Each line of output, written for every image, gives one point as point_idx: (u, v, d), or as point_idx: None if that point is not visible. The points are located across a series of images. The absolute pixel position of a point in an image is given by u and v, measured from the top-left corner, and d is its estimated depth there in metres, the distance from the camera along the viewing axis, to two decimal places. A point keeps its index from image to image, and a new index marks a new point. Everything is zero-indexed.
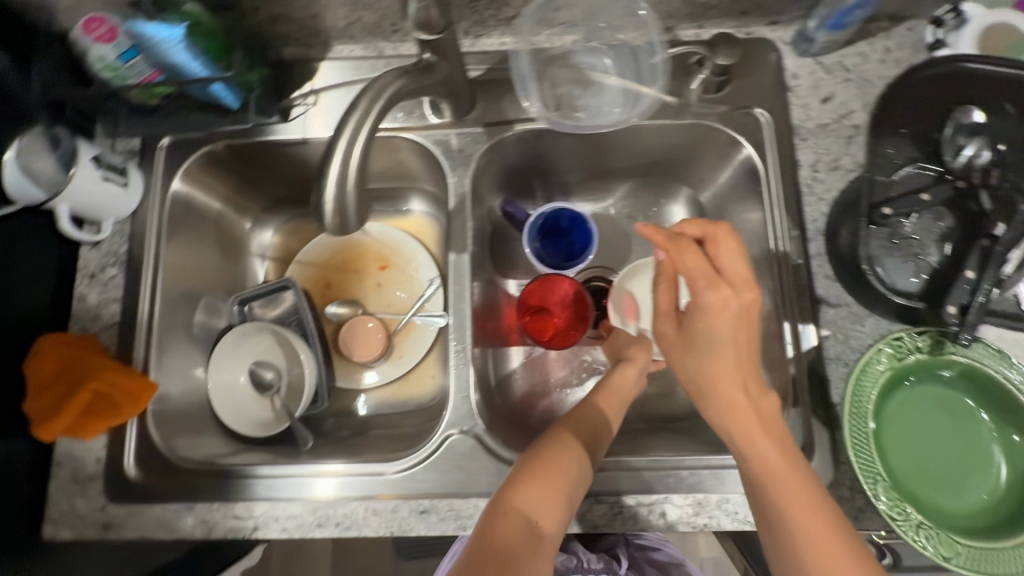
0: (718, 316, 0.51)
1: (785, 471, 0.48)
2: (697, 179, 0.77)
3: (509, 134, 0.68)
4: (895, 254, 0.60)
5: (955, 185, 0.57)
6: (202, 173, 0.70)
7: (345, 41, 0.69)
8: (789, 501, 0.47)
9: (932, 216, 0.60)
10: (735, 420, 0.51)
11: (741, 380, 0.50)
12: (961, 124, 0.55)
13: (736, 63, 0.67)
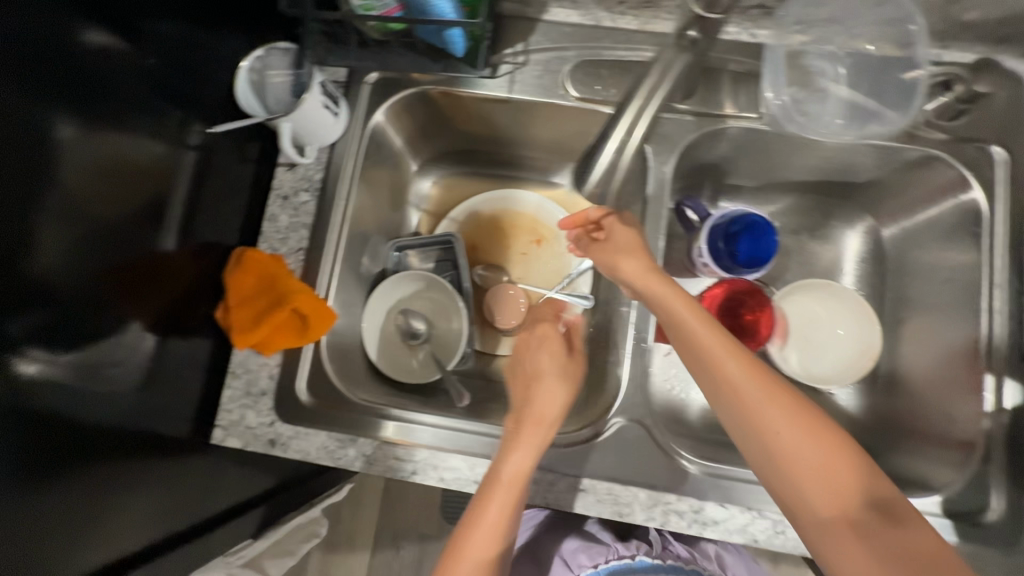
0: (624, 229, 0.58)
1: (769, 400, 0.49)
2: (886, 207, 0.74)
3: (718, 128, 0.66)
4: None
5: None
6: (400, 114, 0.71)
7: (565, 5, 0.67)
8: (796, 435, 0.48)
9: None
10: (722, 380, 0.50)
11: (642, 277, 0.55)
12: None
13: (983, 92, 0.62)
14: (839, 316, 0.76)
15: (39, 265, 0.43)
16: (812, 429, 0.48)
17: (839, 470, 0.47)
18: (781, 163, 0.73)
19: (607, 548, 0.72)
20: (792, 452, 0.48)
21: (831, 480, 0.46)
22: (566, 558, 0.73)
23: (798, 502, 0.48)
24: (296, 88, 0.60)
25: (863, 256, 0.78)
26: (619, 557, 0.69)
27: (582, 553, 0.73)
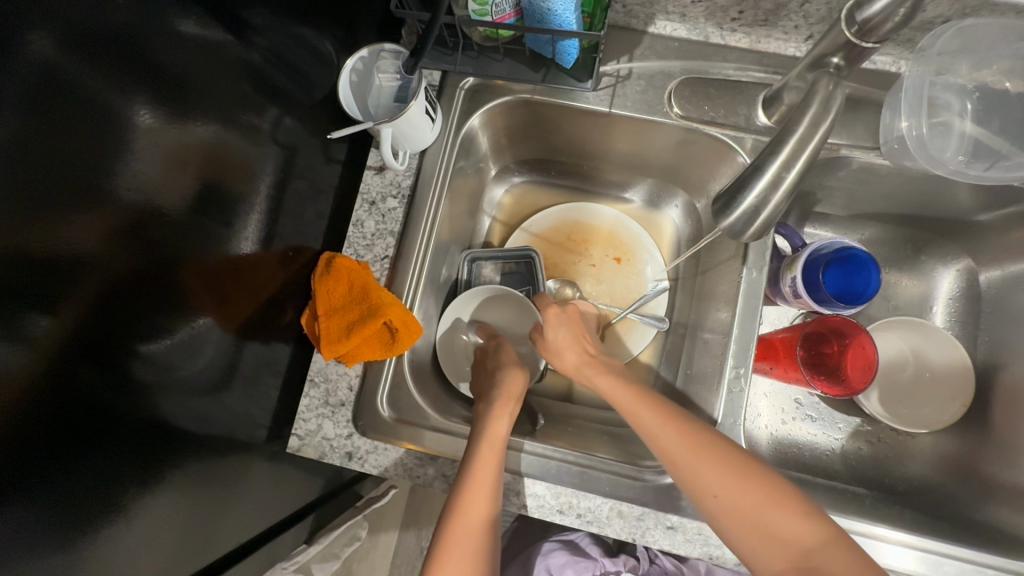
0: (552, 321, 0.66)
1: (680, 444, 0.51)
2: (989, 248, 0.70)
3: (829, 157, 0.63)
4: None
5: None
6: (493, 121, 0.69)
7: (673, 19, 0.65)
8: (695, 461, 0.50)
9: None
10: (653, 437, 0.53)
11: (575, 362, 0.62)
12: None
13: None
14: (925, 356, 0.73)
15: (131, 258, 0.42)
16: (716, 454, 0.49)
17: (732, 495, 0.48)
18: (879, 196, 0.70)
19: (595, 563, 0.79)
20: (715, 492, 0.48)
21: (737, 498, 0.48)
22: (553, 569, 0.79)
23: (713, 524, 0.49)
24: (401, 94, 0.58)
25: (956, 299, 0.75)
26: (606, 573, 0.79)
27: (569, 567, 0.79)
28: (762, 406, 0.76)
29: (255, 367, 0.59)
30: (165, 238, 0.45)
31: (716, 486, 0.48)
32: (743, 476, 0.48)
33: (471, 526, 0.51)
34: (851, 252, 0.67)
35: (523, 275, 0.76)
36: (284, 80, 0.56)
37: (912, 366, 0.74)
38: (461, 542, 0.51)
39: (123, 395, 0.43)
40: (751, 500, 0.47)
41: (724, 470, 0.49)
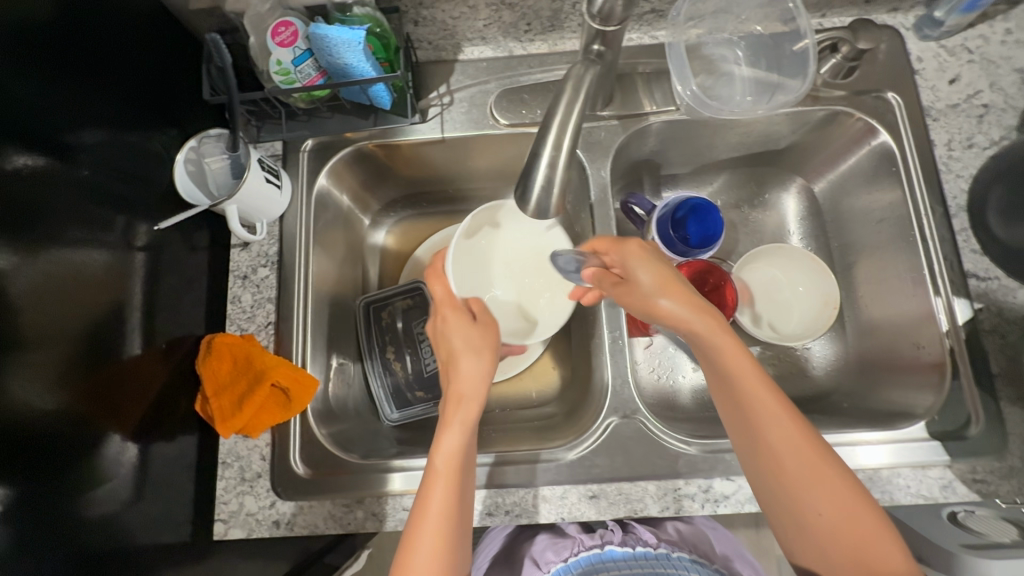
0: (636, 267, 0.56)
1: (790, 443, 0.50)
2: (812, 165, 0.78)
3: (643, 126, 0.70)
4: None
5: None
6: (343, 172, 0.73)
7: (476, 44, 0.71)
8: (771, 428, 0.50)
9: None
10: (760, 413, 0.51)
11: (693, 323, 0.53)
12: None
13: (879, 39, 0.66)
14: (789, 268, 0.78)
15: (17, 398, 0.43)
16: (814, 461, 0.49)
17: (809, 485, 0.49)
18: (705, 147, 0.77)
19: (574, 540, 0.75)
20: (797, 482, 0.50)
21: (804, 486, 0.49)
22: (536, 557, 0.75)
23: (763, 477, 0.51)
24: (236, 169, 0.62)
25: (804, 215, 0.81)
26: (587, 548, 0.73)
27: (549, 549, 0.75)
28: (682, 354, 0.78)
29: (165, 466, 0.58)
30: (33, 355, 0.45)
31: (791, 466, 0.50)
32: (819, 460, 0.49)
33: (444, 488, 0.51)
34: (689, 204, 0.73)
35: (421, 307, 0.78)
36: (124, 186, 0.58)
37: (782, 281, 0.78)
38: (438, 495, 0.50)
39: (27, 517, 0.43)
40: (825, 485, 0.49)
41: (808, 460, 0.50)
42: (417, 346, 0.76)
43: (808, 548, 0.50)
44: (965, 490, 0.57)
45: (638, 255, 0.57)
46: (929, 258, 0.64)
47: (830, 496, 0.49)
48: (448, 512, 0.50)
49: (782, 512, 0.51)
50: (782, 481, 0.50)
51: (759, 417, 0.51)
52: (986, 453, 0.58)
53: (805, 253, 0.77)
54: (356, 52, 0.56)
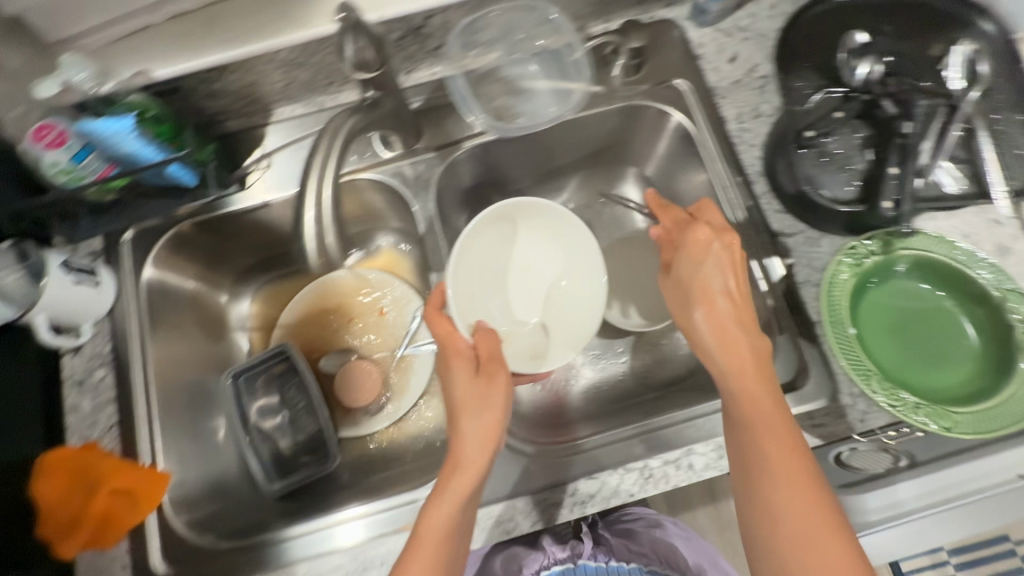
0: (700, 259, 0.57)
1: (780, 464, 0.48)
2: (639, 156, 0.82)
3: (460, 152, 0.72)
4: (827, 170, 0.64)
5: (863, 99, 0.64)
6: (172, 256, 0.71)
7: (285, 103, 0.73)
8: (763, 442, 0.50)
9: (843, 133, 0.65)
10: (771, 428, 0.50)
11: (714, 335, 0.54)
12: (851, 48, 0.66)
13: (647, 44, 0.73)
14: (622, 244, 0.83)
15: None
16: (801, 482, 0.48)
17: (800, 509, 0.47)
18: (537, 159, 0.80)
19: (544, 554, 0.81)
20: (775, 505, 0.48)
21: (801, 509, 0.47)
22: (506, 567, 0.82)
23: (744, 491, 0.51)
24: (36, 275, 0.59)
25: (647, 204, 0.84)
26: (559, 561, 0.81)
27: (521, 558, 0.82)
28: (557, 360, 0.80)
29: None
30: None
31: (775, 494, 0.48)
32: (807, 484, 0.48)
33: (456, 494, 0.52)
34: None
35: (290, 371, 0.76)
36: None
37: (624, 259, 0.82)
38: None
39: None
40: (800, 506, 0.47)
41: (791, 484, 0.48)
42: (295, 412, 0.75)
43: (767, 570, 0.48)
44: (808, 437, 0.60)
45: (705, 262, 0.57)
46: (740, 224, 0.68)
47: (795, 531, 0.47)
48: None
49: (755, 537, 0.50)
50: (759, 499, 0.49)
51: (756, 430, 0.50)
52: (821, 398, 0.61)
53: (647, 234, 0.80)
54: (133, 139, 0.56)
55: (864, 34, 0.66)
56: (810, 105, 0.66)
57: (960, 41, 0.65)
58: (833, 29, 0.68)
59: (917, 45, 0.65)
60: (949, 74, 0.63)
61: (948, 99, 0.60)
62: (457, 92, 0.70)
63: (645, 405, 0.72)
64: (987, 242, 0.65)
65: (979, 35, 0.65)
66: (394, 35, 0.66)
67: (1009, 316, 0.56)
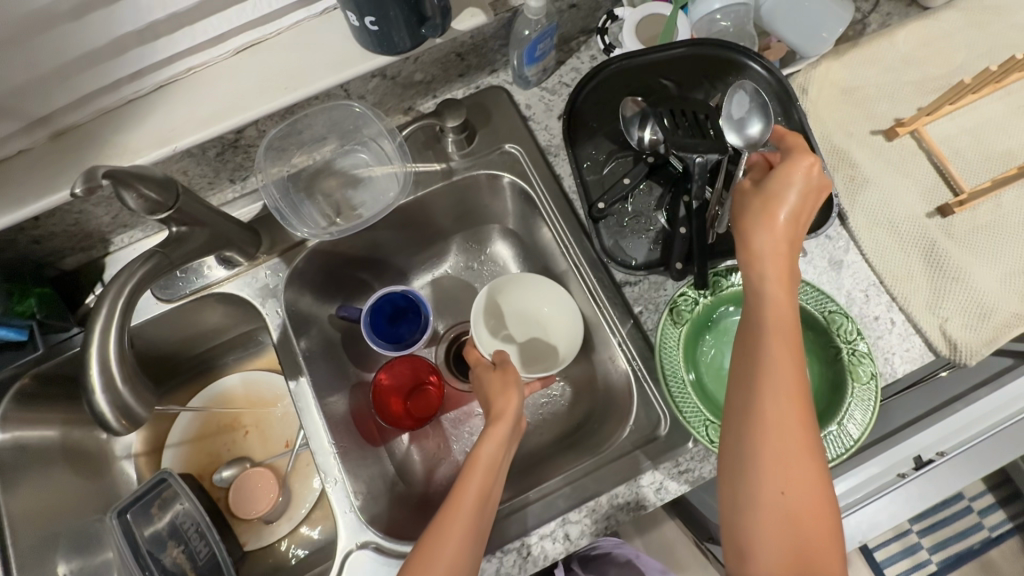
0: (789, 184, 0.55)
1: (791, 406, 0.49)
2: (499, 216, 0.83)
3: (305, 252, 0.72)
4: (630, 238, 0.64)
5: (649, 160, 0.64)
6: (24, 412, 0.68)
7: (121, 231, 0.72)
8: (787, 388, 0.49)
9: (638, 195, 0.65)
10: (780, 367, 0.50)
11: (772, 253, 0.54)
12: (628, 116, 0.64)
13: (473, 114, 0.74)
14: (519, 299, 0.75)
15: None
16: (798, 426, 0.49)
17: (795, 452, 0.48)
18: (397, 237, 0.80)
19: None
20: (776, 445, 0.49)
21: (790, 451, 0.49)
22: None
23: (743, 437, 0.50)
24: None
25: (519, 259, 0.86)
26: None
27: None
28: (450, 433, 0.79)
29: None
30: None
31: (777, 437, 0.49)
32: (801, 425, 0.49)
33: (467, 515, 0.56)
34: (409, 290, 0.77)
35: (174, 498, 0.75)
36: None
37: (531, 312, 0.75)
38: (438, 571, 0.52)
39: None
40: (800, 459, 0.48)
41: (796, 426, 0.49)
42: (185, 539, 0.74)
43: (744, 514, 0.49)
44: (675, 485, 0.61)
45: (795, 184, 0.55)
46: (585, 278, 0.69)
47: (795, 488, 0.48)
48: None
49: (738, 480, 0.50)
50: (759, 441, 0.49)
51: (778, 372, 0.50)
52: (683, 443, 0.62)
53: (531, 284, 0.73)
54: None
55: (636, 101, 0.64)
56: (605, 172, 0.65)
57: (733, 86, 0.63)
58: (618, 94, 0.67)
59: (698, 96, 0.65)
60: (734, 128, 0.62)
61: (720, 155, 0.60)
62: (275, 209, 0.66)
63: (536, 467, 0.72)
64: (820, 258, 0.67)
65: (751, 76, 0.65)
66: (209, 153, 0.64)
67: (834, 338, 0.58)
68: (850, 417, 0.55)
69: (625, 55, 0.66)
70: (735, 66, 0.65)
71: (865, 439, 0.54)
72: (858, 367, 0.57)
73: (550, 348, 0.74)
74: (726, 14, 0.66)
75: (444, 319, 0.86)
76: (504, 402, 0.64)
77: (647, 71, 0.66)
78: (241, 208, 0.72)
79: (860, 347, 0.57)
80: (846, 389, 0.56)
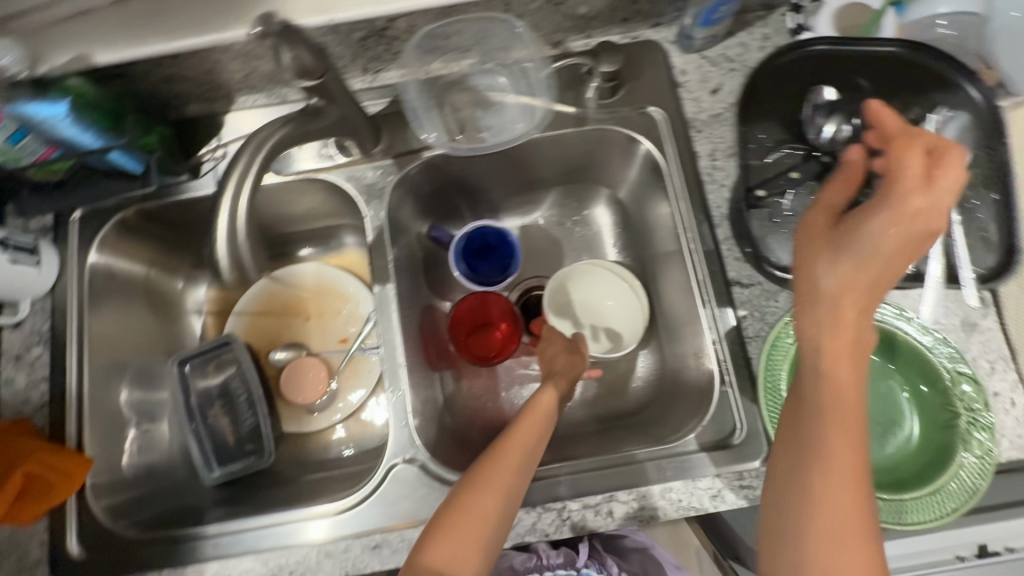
0: (878, 200, 0.45)
1: (849, 448, 0.42)
2: (613, 181, 0.79)
3: (419, 162, 0.70)
4: (776, 235, 0.62)
5: (823, 160, 0.61)
6: (120, 241, 0.71)
7: (247, 93, 0.70)
8: (842, 424, 0.42)
9: (800, 193, 0.62)
10: (846, 403, 0.43)
11: (847, 274, 0.44)
12: (816, 104, 0.62)
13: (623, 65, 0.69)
14: (587, 287, 0.78)
15: None
16: (849, 475, 0.41)
17: (840, 505, 0.41)
18: (506, 172, 0.77)
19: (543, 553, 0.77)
20: (819, 492, 0.41)
21: (834, 505, 0.41)
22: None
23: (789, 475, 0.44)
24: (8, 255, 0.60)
25: (618, 229, 0.82)
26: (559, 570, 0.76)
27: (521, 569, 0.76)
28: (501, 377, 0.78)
29: None
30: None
31: (820, 482, 0.42)
32: (856, 473, 0.41)
33: (512, 456, 0.56)
34: (506, 230, 0.74)
35: (231, 361, 0.77)
36: None
37: (594, 304, 0.77)
38: (484, 498, 0.53)
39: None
40: (845, 522, 0.40)
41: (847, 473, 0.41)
42: (234, 402, 0.76)
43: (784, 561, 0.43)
44: (734, 498, 0.58)
45: (913, 201, 0.43)
46: (694, 266, 0.65)
47: (844, 549, 0.40)
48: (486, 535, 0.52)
49: (775, 523, 0.44)
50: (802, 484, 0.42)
51: (839, 405, 0.43)
52: (752, 459, 0.59)
53: (596, 272, 0.77)
54: (69, 124, 0.56)
55: (833, 91, 0.62)
56: (769, 158, 0.63)
57: (940, 107, 0.60)
58: (805, 80, 0.63)
59: (896, 103, 0.61)
60: None
61: None
62: (411, 106, 0.68)
63: (586, 438, 0.71)
64: (953, 315, 0.62)
65: (960, 100, 0.60)
66: (356, 35, 0.62)
67: (955, 400, 0.54)
68: (952, 486, 0.51)
69: (837, 40, 0.62)
70: (949, 85, 0.60)
71: (961, 514, 0.50)
72: (975, 438, 0.52)
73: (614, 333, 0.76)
74: (951, 21, 0.63)
75: (525, 268, 0.84)
76: (569, 362, 0.68)
77: (853, 64, 0.62)
78: (366, 100, 0.70)
79: (983, 418, 0.53)
80: (955, 457, 0.52)
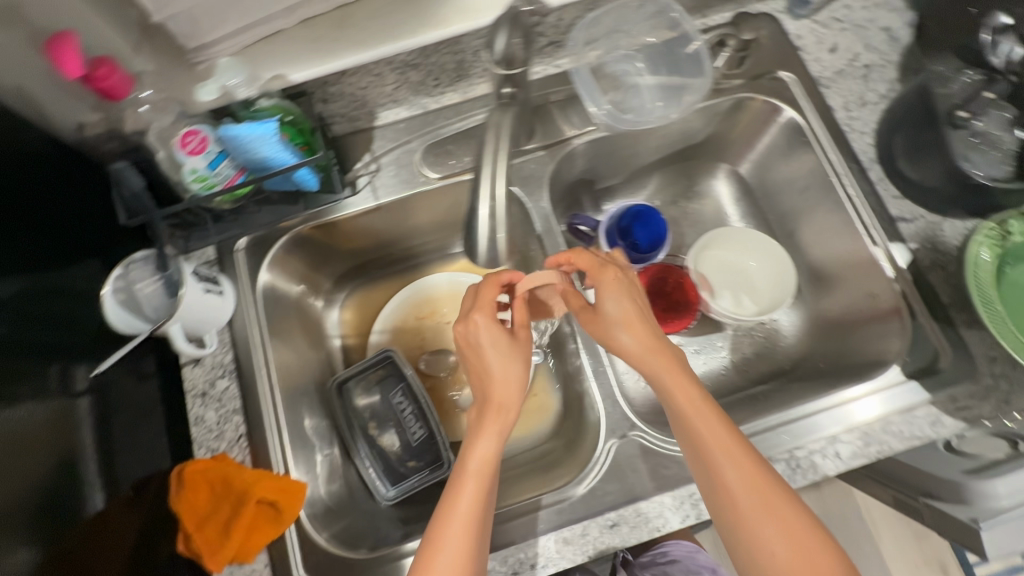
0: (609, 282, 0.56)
1: (742, 486, 0.47)
2: (732, 151, 0.82)
3: (569, 149, 0.72)
4: (980, 156, 0.59)
5: (1012, 80, 0.60)
6: (282, 264, 0.71)
7: (390, 107, 0.72)
8: (743, 488, 0.47)
9: (993, 114, 0.60)
10: (729, 470, 0.48)
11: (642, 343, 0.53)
12: (994, 28, 0.60)
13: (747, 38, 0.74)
14: (726, 254, 0.81)
15: None
16: (766, 493, 0.47)
17: (785, 543, 0.45)
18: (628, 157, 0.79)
19: None
20: (756, 527, 0.46)
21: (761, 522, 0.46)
22: None
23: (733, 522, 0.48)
24: (172, 288, 0.59)
25: (739, 197, 0.85)
26: None
27: None
28: None
29: None
30: None
31: (748, 515, 0.47)
32: (777, 509, 0.46)
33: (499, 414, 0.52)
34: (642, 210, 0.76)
35: (394, 375, 0.74)
36: (49, 334, 0.52)
37: (737, 267, 0.80)
38: (484, 445, 0.50)
39: None
40: (776, 529, 0.46)
41: (777, 513, 0.46)
42: (401, 418, 0.72)
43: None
44: (953, 421, 0.60)
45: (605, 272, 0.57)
46: (858, 213, 0.68)
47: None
48: (488, 470, 0.50)
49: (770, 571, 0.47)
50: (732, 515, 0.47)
51: (723, 463, 0.48)
52: (960, 381, 0.60)
53: (737, 237, 0.81)
54: (273, 143, 0.56)
55: None
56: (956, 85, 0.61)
57: None
58: None
59: None
60: None
61: None
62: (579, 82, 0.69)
63: (763, 397, 0.72)
64: None
65: None
66: None
67: None
68: None
69: None
70: None
71: None
72: None
73: (764, 291, 0.79)
74: None
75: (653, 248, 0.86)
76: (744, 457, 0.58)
77: None
78: None
79: None
80: None
